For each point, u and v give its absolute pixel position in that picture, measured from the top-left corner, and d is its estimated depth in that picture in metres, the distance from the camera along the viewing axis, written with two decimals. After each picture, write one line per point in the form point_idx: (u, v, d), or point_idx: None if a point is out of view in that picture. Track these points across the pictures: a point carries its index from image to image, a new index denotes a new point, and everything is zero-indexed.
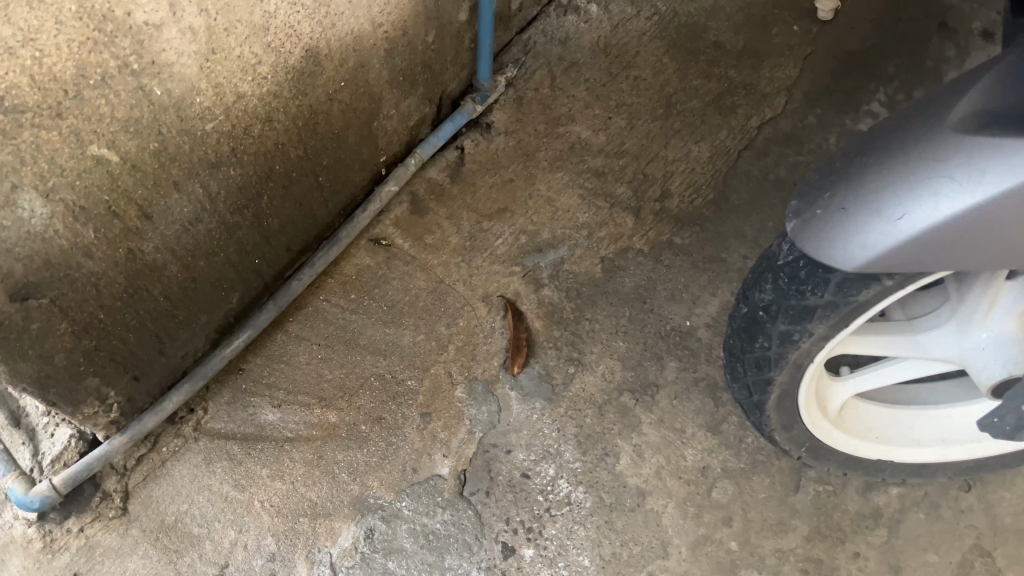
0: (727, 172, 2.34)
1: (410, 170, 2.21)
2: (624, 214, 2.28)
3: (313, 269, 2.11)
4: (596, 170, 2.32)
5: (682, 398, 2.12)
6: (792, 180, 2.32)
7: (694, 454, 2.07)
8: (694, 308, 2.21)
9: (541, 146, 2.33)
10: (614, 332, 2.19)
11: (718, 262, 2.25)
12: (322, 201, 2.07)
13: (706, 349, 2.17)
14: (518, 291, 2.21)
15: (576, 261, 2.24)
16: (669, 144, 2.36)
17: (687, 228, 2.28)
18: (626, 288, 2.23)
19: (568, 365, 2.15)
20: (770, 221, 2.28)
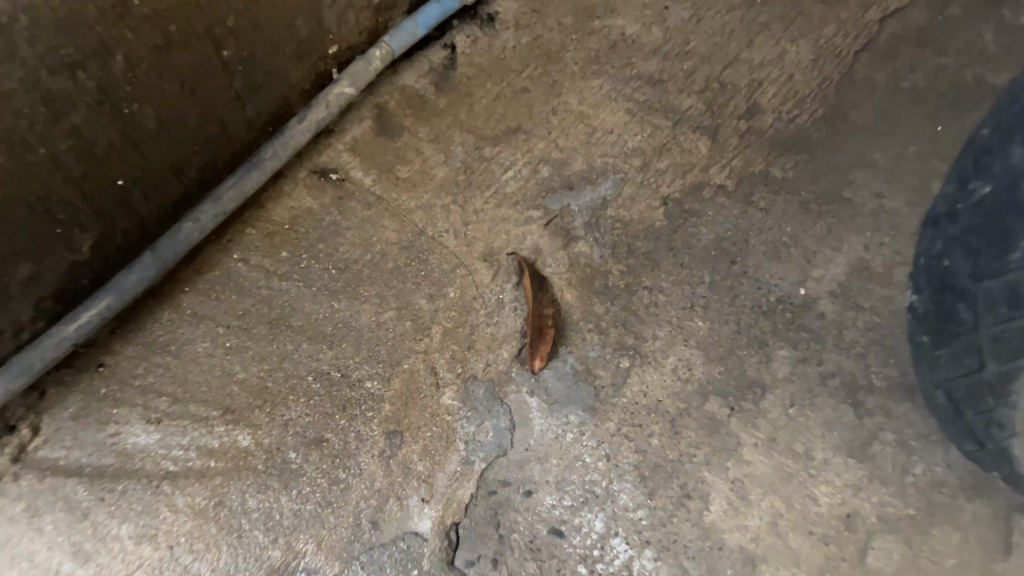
0: (842, 81, 1.59)
1: (373, 66, 1.46)
2: (695, 137, 1.53)
3: (219, 206, 1.34)
4: (650, 78, 1.57)
5: (803, 406, 1.34)
6: (938, 90, 1.56)
7: (830, 492, 1.29)
8: (810, 270, 1.44)
9: (568, 45, 1.59)
10: (688, 306, 1.41)
11: (839, 203, 1.49)
12: (230, 95, 1.31)
13: (833, 330, 1.39)
14: (538, 248, 1.45)
15: (626, 204, 1.48)
16: (753, 42, 1.61)
17: (789, 157, 1.53)
18: (704, 242, 1.46)
19: (620, 357, 1.38)
20: (911, 146, 1.53)
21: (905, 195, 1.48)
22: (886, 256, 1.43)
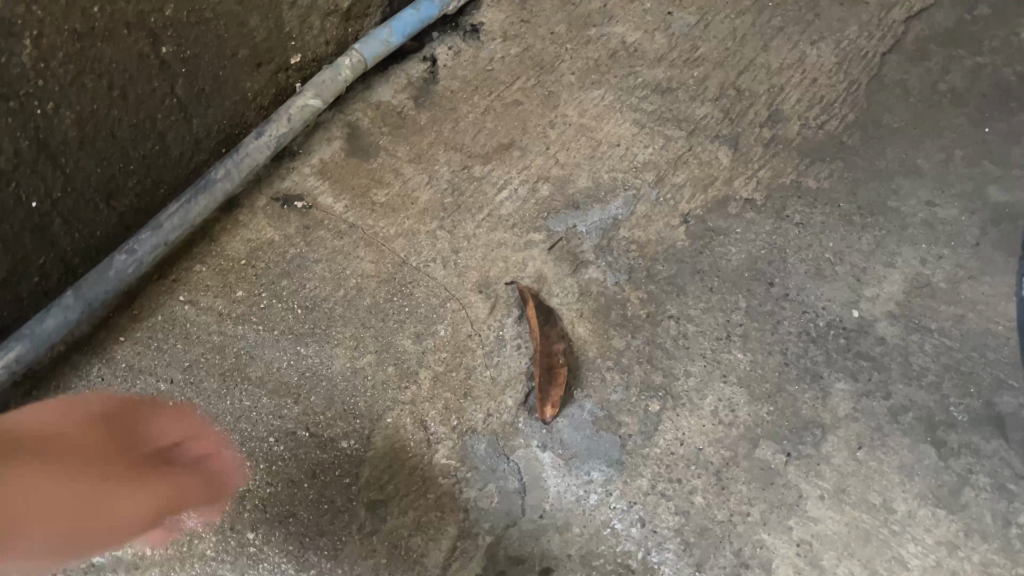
0: (871, 84, 1.41)
1: (342, 76, 1.27)
2: (713, 147, 1.35)
3: (158, 235, 1.13)
4: (657, 86, 1.40)
5: (874, 448, 1.11)
6: (979, 91, 1.39)
7: (921, 551, 1.04)
8: (861, 290, 1.22)
9: (563, 55, 1.42)
10: (723, 337, 1.19)
11: (885, 213, 1.29)
12: (171, 104, 1.11)
13: (898, 357, 1.17)
14: (542, 275, 1.23)
15: (641, 223, 1.28)
16: (768, 46, 1.45)
17: (823, 165, 1.33)
18: (735, 262, 1.25)
19: (648, 400, 1.14)
20: (957, 149, 1.34)
21: (957, 202, 1.29)
22: (947, 270, 1.23)
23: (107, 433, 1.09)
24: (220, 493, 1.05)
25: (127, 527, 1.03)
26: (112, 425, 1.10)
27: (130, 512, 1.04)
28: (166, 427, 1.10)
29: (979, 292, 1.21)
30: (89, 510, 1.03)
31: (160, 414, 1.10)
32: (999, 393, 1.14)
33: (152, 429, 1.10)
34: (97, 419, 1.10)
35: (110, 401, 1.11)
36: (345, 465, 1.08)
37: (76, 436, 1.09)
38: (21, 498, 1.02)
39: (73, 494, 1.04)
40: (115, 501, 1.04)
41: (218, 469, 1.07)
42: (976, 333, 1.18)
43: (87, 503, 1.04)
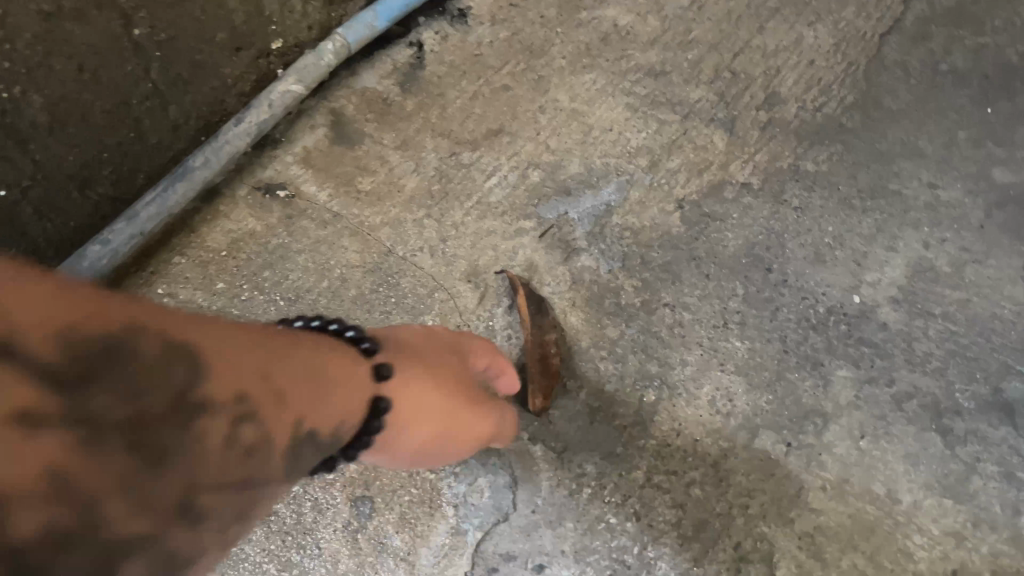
0: (871, 65, 1.36)
1: (324, 61, 1.22)
2: (708, 131, 1.31)
3: (134, 225, 1.09)
4: (650, 70, 1.36)
5: (878, 437, 1.07)
6: (981, 72, 1.35)
7: (928, 543, 1.02)
8: (862, 275, 1.18)
9: (553, 39, 1.37)
10: (721, 325, 1.15)
11: (887, 196, 1.25)
12: (147, 89, 1.08)
13: (902, 343, 1.13)
14: (533, 263, 1.20)
15: (635, 209, 1.24)
16: (765, 27, 1.40)
17: (821, 148, 1.29)
18: (731, 248, 1.21)
19: (643, 390, 1.11)
20: (960, 130, 1.30)
21: (960, 184, 1.25)
22: (951, 254, 1.19)
23: (447, 345, 0.99)
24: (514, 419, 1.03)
25: (474, 433, 0.95)
26: (447, 341, 1.00)
27: (494, 413, 0.97)
28: (478, 353, 1.01)
29: (985, 276, 1.17)
30: (472, 404, 0.94)
31: (469, 341, 1.02)
32: (1006, 379, 1.10)
33: (468, 346, 1.01)
34: (429, 335, 0.99)
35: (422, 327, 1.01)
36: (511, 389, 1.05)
37: (429, 349, 0.95)
38: (440, 384, 0.91)
39: (458, 390, 0.93)
40: (479, 404, 0.96)
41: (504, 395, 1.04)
42: (982, 317, 1.14)
43: (466, 403, 0.94)
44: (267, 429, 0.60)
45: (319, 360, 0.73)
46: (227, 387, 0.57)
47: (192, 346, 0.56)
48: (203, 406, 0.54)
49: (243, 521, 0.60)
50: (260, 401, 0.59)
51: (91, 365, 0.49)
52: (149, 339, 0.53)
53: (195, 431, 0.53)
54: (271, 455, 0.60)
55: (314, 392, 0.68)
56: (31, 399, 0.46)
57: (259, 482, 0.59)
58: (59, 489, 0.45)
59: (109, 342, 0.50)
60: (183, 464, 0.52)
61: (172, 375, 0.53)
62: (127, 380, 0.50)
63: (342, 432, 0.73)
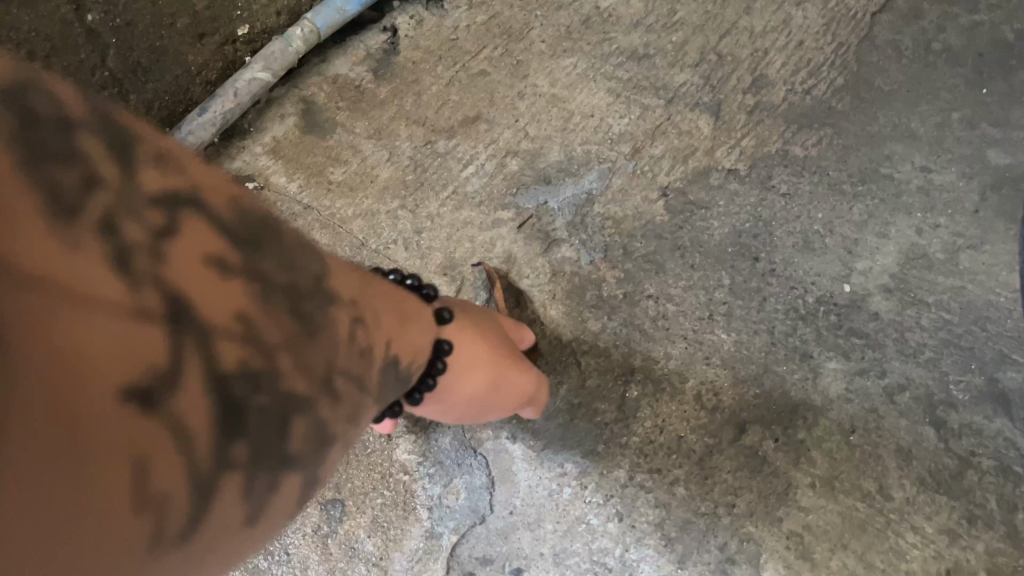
0: (862, 44, 1.31)
1: (292, 48, 1.16)
2: (694, 116, 1.26)
3: None
4: (633, 53, 1.31)
5: (868, 431, 1.03)
6: (976, 49, 1.29)
7: (921, 542, 0.98)
8: (852, 263, 1.14)
9: (532, 22, 1.32)
10: (706, 316, 1.11)
11: (878, 180, 1.20)
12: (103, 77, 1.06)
13: (895, 333, 1.08)
14: (511, 256, 1.16)
15: (617, 198, 1.20)
16: (752, 8, 1.35)
17: (810, 132, 1.25)
18: (717, 237, 1.17)
19: (626, 386, 1.07)
20: (954, 110, 1.25)
21: (954, 167, 1.20)
22: (944, 240, 1.15)
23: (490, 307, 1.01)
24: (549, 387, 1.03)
25: (518, 392, 0.94)
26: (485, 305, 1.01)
27: (536, 374, 0.97)
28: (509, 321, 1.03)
29: (980, 262, 1.13)
30: (517, 359, 0.94)
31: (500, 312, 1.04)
32: (1003, 368, 1.05)
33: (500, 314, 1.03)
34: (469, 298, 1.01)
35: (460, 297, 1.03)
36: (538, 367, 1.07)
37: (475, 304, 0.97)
38: (492, 335, 0.93)
39: (506, 343, 0.94)
40: (523, 362, 0.96)
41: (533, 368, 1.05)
42: (978, 305, 1.10)
43: (514, 358, 0.94)
44: (377, 337, 0.66)
45: (403, 298, 0.79)
46: (346, 289, 0.63)
47: (317, 254, 0.63)
48: (335, 297, 0.61)
49: (364, 419, 0.65)
50: (371, 314, 0.66)
51: (252, 238, 0.55)
52: (284, 231, 0.60)
53: (332, 317, 0.59)
54: (380, 359, 0.66)
55: (402, 320, 0.74)
56: (213, 251, 0.52)
57: (371, 387, 0.65)
58: (244, 329, 0.52)
59: (256, 222, 0.57)
60: (326, 342, 0.58)
61: (308, 265, 0.59)
62: (282, 260, 0.57)
63: (421, 370, 0.77)
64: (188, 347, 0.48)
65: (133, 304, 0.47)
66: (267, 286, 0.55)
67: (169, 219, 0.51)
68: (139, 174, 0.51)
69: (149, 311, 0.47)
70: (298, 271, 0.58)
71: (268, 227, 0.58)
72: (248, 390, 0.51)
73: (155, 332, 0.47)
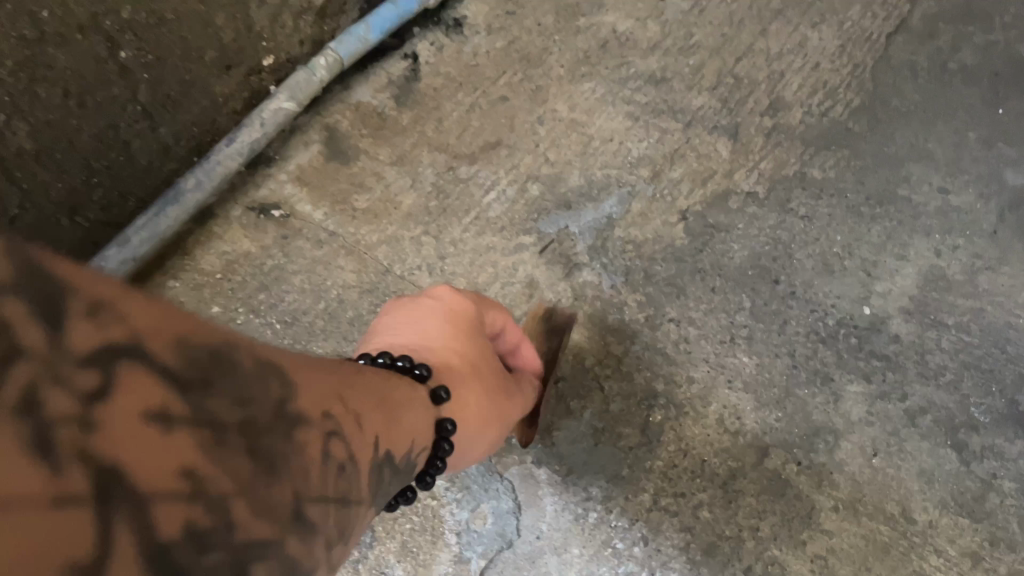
0: (877, 65, 1.33)
1: (317, 76, 1.20)
2: (711, 139, 1.28)
3: (126, 250, 1.08)
4: (650, 76, 1.33)
5: (890, 454, 1.04)
6: (990, 69, 1.31)
7: (944, 565, 0.99)
8: (872, 285, 1.15)
9: (551, 47, 1.34)
10: (727, 340, 1.12)
11: (896, 202, 1.21)
12: (135, 111, 1.05)
13: (915, 356, 1.10)
14: (533, 280, 1.18)
15: (636, 221, 1.21)
16: (767, 30, 1.37)
17: (828, 154, 1.26)
18: (737, 259, 1.18)
19: (649, 410, 1.08)
20: (970, 131, 1.26)
21: (971, 188, 1.22)
22: (963, 261, 1.16)
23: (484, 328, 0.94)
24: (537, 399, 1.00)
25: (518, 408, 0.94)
26: (473, 321, 0.91)
27: (521, 410, 0.94)
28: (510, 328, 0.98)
29: (999, 284, 1.14)
30: (507, 407, 0.91)
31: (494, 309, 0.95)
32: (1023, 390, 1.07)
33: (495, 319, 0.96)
34: (452, 318, 0.90)
35: (451, 299, 0.92)
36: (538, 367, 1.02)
37: (469, 337, 0.89)
38: (484, 392, 0.88)
39: (498, 393, 0.90)
40: (513, 402, 0.93)
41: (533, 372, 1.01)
42: (998, 327, 1.11)
43: (504, 407, 0.91)
44: (356, 442, 0.57)
45: (386, 385, 0.71)
46: (315, 395, 0.53)
47: (282, 360, 0.53)
48: (303, 410, 0.51)
49: (355, 534, 0.55)
50: (343, 414, 0.56)
51: (209, 364, 0.44)
52: (246, 351, 0.49)
53: (301, 434, 0.49)
54: (361, 466, 0.57)
55: (381, 410, 0.65)
56: (157, 399, 0.41)
57: (357, 497, 0.55)
58: (189, 495, 0.40)
59: (213, 344, 0.46)
60: (299, 462, 0.48)
61: (271, 373, 0.49)
62: (245, 378, 0.47)
63: (412, 459, 0.69)
64: (129, 512, 0.37)
65: (53, 491, 0.35)
66: (227, 418, 0.44)
67: (105, 369, 0.39)
68: (68, 331, 0.38)
69: (77, 494, 0.36)
70: (264, 388, 0.48)
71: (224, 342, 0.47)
72: (205, 558, 0.40)
73: (85, 514, 0.36)
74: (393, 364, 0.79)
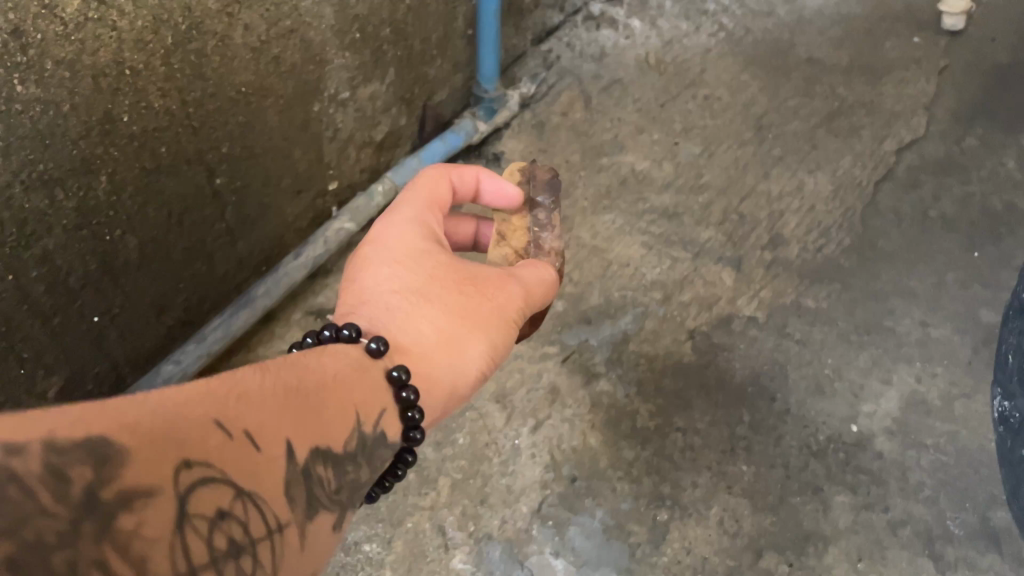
0: (865, 210, 1.51)
1: (374, 202, 1.41)
2: (718, 268, 1.44)
3: (203, 346, 1.23)
4: (665, 211, 1.52)
5: (873, 560, 1.15)
6: (968, 218, 1.48)
7: None
8: (859, 406, 1.29)
9: (577, 181, 1.56)
10: (729, 449, 1.25)
11: (881, 332, 1.36)
12: (220, 228, 1.24)
13: (897, 472, 1.22)
14: (556, 387, 1.32)
15: (649, 338, 1.37)
16: (768, 174, 1.56)
17: (821, 286, 1.42)
18: (739, 377, 1.32)
19: (656, 510, 1.20)
20: (948, 271, 1.42)
21: (949, 323, 1.36)
22: (941, 388, 1.29)
23: (426, 249, 0.85)
24: (514, 320, 0.85)
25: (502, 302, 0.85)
26: (411, 247, 0.84)
27: (483, 343, 0.82)
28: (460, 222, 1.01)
29: (973, 410, 1.27)
30: (455, 351, 0.80)
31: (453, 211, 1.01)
32: (994, 508, 1.18)
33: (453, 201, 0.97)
34: (388, 252, 0.84)
35: (393, 224, 0.87)
36: (511, 280, 0.87)
37: (410, 271, 0.82)
38: (419, 340, 0.78)
39: (438, 337, 0.79)
40: (470, 336, 0.81)
41: (504, 277, 0.87)
42: (972, 450, 1.23)
43: (451, 348, 0.80)
44: (268, 451, 0.59)
45: (307, 357, 0.68)
46: (196, 426, 0.55)
47: (142, 403, 0.54)
48: (174, 457, 0.53)
49: (310, 544, 0.61)
50: (248, 426, 0.58)
51: (10, 471, 0.46)
52: (149, 418, 0.53)
53: (177, 487, 0.52)
54: (288, 472, 0.60)
55: (344, 402, 0.67)
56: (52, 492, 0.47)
57: (292, 509, 0.59)
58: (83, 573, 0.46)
59: (17, 440, 0.47)
60: (174, 522, 0.51)
61: (113, 437, 0.50)
62: (76, 462, 0.48)
63: (376, 433, 0.69)
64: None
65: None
66: (53, 527, 0.46)
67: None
68: None
69: None
70: (106, 456, 0.49)
71: (39, 431, 0.48)
72: None
73: None
74: (340, 337, 0.73)
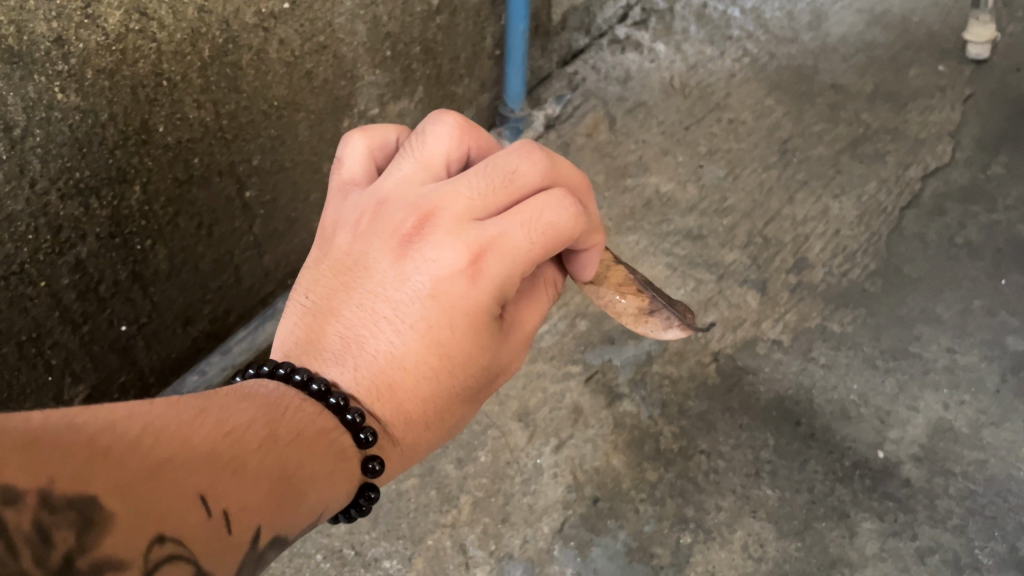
0: (891, 235, 1.50)
1: None
2: (742, 290, 1.44)
3: (227, 357, 1.30)
4: (688, 232, 1.52)
5: None
6: (994, 245, 1.47)
7: None
8: (886, 432, 1.27)
9: (601, 203, 1.56)
10: (753, 473, 1.24)
11: (908, 357, 1.35)
12: (248, 240, 1.25)
13: (925, 499, 1.20)
14: (578, 407, 1.31)
15: (672, 359, 1.36)
16: (793, 199, 1.56)
17: (846, 311, 1.41)
18: (763, 399, 1.31)
19: (680, 533, 1.19)
20: (975, 298, 1.41)
21: (977, 351, 1.35)
22: (969, 416, 1.28)
23: (462, 322, 0.75)
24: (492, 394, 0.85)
25: (494, 385, 0.83)
26: (463, 322, 0.75)
27: (459, 424, 0.82)
28: None
29: (1002, 438, 1.25)
30: (434, 433, 0.79)
31: (527, 143, 0.79)
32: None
33: (527, 183, 0.78)
34: (434, 314, 0.74)
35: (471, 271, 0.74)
36: (516, 362, 0.84)
37: (432, 346, 0.75)
38: (405, 424, 0.76)
39: (424, 422, 0.77)
40: (452, 421, 0.80)
41: (514, 339, 0.82)
42: (1000, 478, 1.21)
43: (432, 429, 0.78)
44: (239, 536, 0.56)
45: (288, 425, 0.66)
46: (185, 497, 0.53)
47: (136, 465, 0.52)
48: (154, 531, 0.49)
49: None
50: (229, 507, 0.55)
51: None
52: (142, 484, 0.51)
53: (151, 566, 0.48)
54: (248, 557, 0.57)
55: (308, 486, 0.64)
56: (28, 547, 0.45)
57: None
58: None
59: (13, 490, 0.45)
60: None
61: (105, 499, 0.48)
62: (63, 523, 0.46)
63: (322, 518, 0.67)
64: None
65: None
66: None
67: None
68: None
69: None
70: (95, 518, 0.47)
71: (38, 479, 0.47)
72: None
73: None
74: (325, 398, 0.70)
